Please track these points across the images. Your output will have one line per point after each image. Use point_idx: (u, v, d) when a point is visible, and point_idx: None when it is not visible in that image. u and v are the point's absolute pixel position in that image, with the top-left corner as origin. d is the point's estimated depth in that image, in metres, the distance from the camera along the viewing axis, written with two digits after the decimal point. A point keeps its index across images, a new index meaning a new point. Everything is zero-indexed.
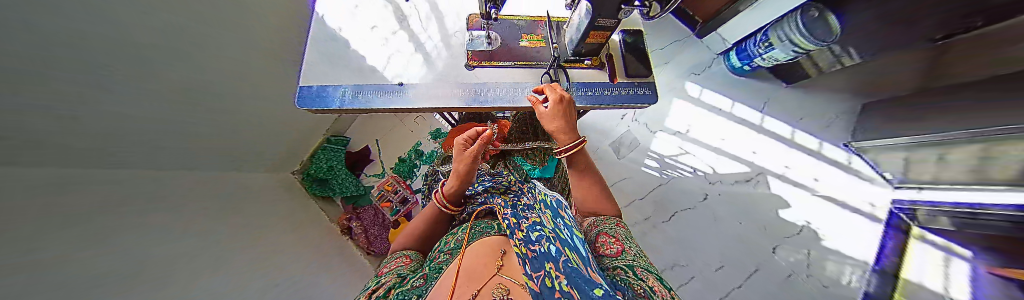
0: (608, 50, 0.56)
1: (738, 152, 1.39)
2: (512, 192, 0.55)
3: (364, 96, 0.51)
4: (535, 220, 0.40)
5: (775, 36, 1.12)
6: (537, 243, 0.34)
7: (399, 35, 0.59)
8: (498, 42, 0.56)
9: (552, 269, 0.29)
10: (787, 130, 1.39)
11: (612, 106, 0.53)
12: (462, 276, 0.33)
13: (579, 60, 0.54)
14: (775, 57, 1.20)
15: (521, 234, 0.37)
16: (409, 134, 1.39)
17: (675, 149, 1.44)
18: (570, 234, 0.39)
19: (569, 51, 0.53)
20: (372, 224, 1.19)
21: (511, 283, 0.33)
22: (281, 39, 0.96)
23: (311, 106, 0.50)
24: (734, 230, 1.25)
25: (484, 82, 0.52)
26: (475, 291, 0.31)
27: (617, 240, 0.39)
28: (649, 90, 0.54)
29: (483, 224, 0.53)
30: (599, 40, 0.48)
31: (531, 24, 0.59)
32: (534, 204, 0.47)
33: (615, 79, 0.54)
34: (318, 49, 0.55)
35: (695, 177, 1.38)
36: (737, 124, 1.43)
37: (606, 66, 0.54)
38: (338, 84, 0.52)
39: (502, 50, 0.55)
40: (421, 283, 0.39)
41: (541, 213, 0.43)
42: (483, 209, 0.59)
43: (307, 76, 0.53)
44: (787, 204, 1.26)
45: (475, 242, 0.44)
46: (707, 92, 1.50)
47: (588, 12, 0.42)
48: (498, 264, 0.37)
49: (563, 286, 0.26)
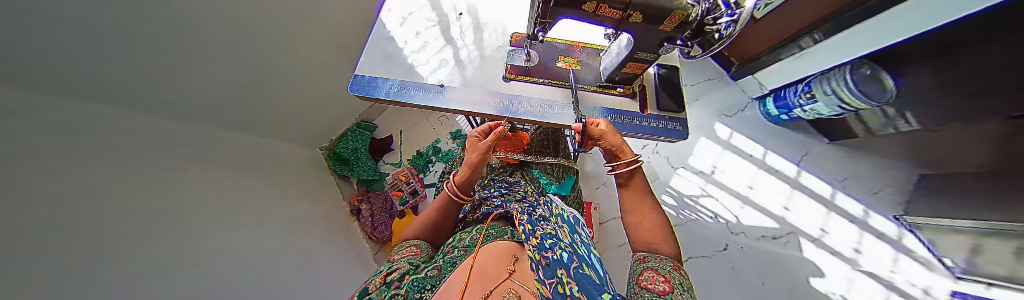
0: (642, 82, 0.57)
1: (767, 204, 1.29)
2: (528, 200, 0.59)
3: (407, 91, 0.55)
4: (548, 231, 0.47)
5: (820, 88, 1.07)
6: (549, 251, 0.40)
7: (447, 42, 0.64)
8: (536, 60, 0.59)
9: (564, 275, 0.36)
10: (826, 190, 1.28)
11: (640, 135, 0.52)
12: (476, 275, 0.37)
13: (612, 87, 0.56)
14: (818, 110, 1.14)
15: (536, 241, 0.43)
16: (430, 131, 1.45)
17: (696, 189, 1.37)
18: (586, 250, 0.49)
19: (604, 77, 0.55)
20: (380, 210, 1.22)
21: (522, 290, 0.36)
22: (335, 30, 1.06)
23: (360, 93, 0.55)
24: (756, 290, 1.13)
25: (517, 94, 0.55)
26: (488, 291, 0.34)
27: (666, 280, 0.36)
28: (679, 126, 0.53)
29: (496, 226, 0.56)
30: (635, 71, 0.50)
31: (569, 47, 0.62)
32: (550, 215, 0.55)
33: (645, 110, 0.54)
34: (375, 46, 0.62)
35: (716, 224, 1.29)
36: (770, 174, 1.34)
37: (638, 96, 0.55)
38: (387, 78, 0.58)
39: (539, 67, 0.58)
40: (435, 274, 0.44)
41: (558, 227, 0.51)
42: (496, 213, 0.59)
43: (362, 67, 0.59)
44: (823, 272, 1.12)
45: (486, 243, 0.47)
46: (738, 136, 1.44)
47: (629, 45, 0.43)
48: (508, 268, 0.40)
49: (575, 291, 0.34)
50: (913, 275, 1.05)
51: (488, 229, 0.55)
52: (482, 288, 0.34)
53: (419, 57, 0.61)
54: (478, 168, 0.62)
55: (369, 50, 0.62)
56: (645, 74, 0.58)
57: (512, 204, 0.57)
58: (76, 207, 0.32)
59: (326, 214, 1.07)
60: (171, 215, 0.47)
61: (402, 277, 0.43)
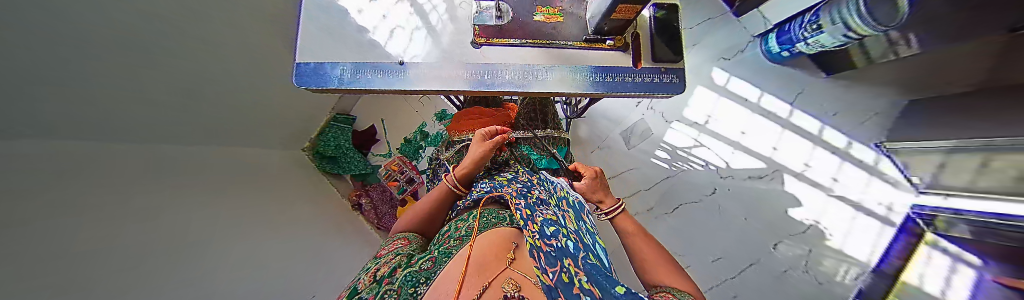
0: (635, 29, 0.49)
1: (757, 147, 1.31)
2: (524, 182, 0.58)
3: (362, 76, 0.47)
4: (549, 216, 0.46)
5: (828, 19, 0.97)
6: (553, 238, 0.40)
7: (401, 4, 0.52)
8: (509, 16, 0.49)
9: (570, 265, 0.34)
10: (815, 126, 1.29)
11: (632, 95, 0.47)
12: (473, 265, 0.36)
13: (601, 40, 0.48)
14: (822, 42, 1.06)
15: (536, 227, 0.42)
16: (414, 114, 1.36)
17: (689, 141, 1.37)
18: (592, 240, 0.49)
19: (591, 29, 0.47)
20: (381, 202, 1.20)
21: (522, 280, 0.34)
22: None
23: (311, 85, 0.46)
24: (738, 224, 1.24)
25: (493, 63, 0.47)
26: (485, 284, 0.32)
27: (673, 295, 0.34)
28: (676, 78, 0.47)
29: (493, 212, 0.54)
30: (626, 16, 0.41)
31: None
32: (550, 197, 0.54)
33: (639, 64, 0.48)
34: (315, 21, 0.50)
35: (706, 171, 1.33)
36: (763, 117, 1.33)
37: (630, 48, 0.48)
38: (337, 62, 0.48)
39: (514, 25, 0.49)
40: (428, 266, 0.46)
41: (561, 212, 0.50)
42: (487, 197, 0.56)
43: (303, 51, 0.48)
44: (799, 203, 1.22)
45: (486, 231, 0.46)
46: (735, 80, 1.38)
47: None
48: (507, 259, 0.38)
49: (584, 281, 0.31)
50: (877, 195, 1.15)
51: (482, 217, 0.52)
52: (479, 282, 0.32)
53: (371, 29, 0.50)
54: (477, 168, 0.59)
55: (306, 27, 0.51)
56: (638, 19, 0.49)
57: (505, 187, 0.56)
58: (59, 241, 0.30)
59: (324, 212, 1.06)
60: (165, 237, 0.47)
61: (393, 272, 0.44)
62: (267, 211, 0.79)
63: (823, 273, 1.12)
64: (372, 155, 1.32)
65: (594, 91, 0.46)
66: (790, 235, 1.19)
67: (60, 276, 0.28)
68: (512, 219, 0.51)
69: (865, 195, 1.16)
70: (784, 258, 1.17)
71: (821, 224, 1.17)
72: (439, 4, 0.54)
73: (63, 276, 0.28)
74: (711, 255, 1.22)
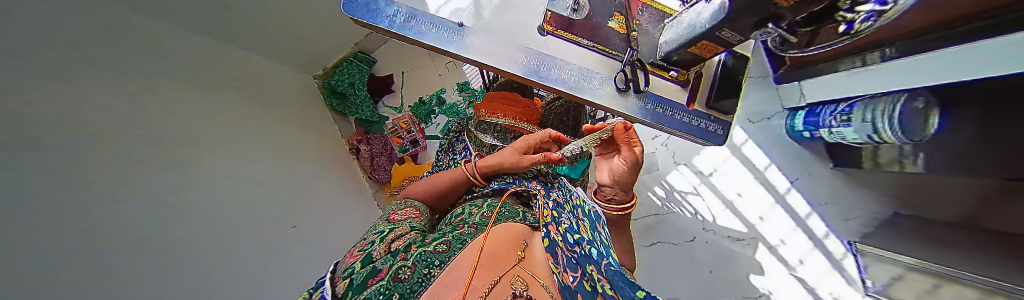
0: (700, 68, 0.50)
1: (745, 211, 1.36)
2: (553, 187, 0.62)
3: (415, 25, 0.44)
4: (568, 224, 0.49)
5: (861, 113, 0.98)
6: (577, 246, 0.43)
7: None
8: (585, 12, 0.48)
9: (593, 272, 0.38)
10: (805, 209, 1.34)
11: (675, 131, 0.49)
12: (486, 252, 0.37)
13: (665, 68, 0.49)
14: (844, 135, 1.07)
15: (558, 232, 0.45)
16: (435, 77, 1.31)
17: (689, 187, 1.40)
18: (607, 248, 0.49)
19: (659, 54, 0.47)
20: (379, 154, 1.18)
21: (531, 280, 0.34)
22: None
23: (358, 16, 0.43)
24: (700, 276, 1.30)
25: (553, 55, 0.45)
26: (496, 279, 0.32)
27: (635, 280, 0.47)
28: (719, 130, 0.50)
29: (511, 209, 0.57)
30: (702, 52, 0.42)
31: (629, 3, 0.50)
32: (569, 203, 0.57)
33: (691, 105, 0.50)
34: None
35: (693, 219, 1.38)
36: (762, 186, 1.37)
37: (690, 86, 0.49)
38: (391, 2, 0.45)
39: (585, 24, 0.47)
40: (444, 250, 0.45)
41: (578, 220, 0.52)
42: (511, 190, 0.62)
43: None
44: (762, 272, 1.28)
45: (501, 224, 0.48)
46: (750, 145, 1.42)
47: (713, 16, 0.35)
48: (519, 256, 0.39)
49: (607, 289, 0.35)
50: (829, 286, 1.19)
51: (502, 206, 0.57)
52: (493, 271, 0.34)
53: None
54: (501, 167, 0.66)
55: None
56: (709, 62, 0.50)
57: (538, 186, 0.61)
58: (41, 103, 0.27)
59: (321, 147, 1.04)
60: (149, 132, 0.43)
61: (408, 248, 0.47)
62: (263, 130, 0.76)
63: None
64: (383, 105, 1.30)
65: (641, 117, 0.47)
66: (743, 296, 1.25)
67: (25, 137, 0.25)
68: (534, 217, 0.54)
69: (818, 280, 1.22)
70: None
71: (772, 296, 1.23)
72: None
73: (33, 141, 0.25)
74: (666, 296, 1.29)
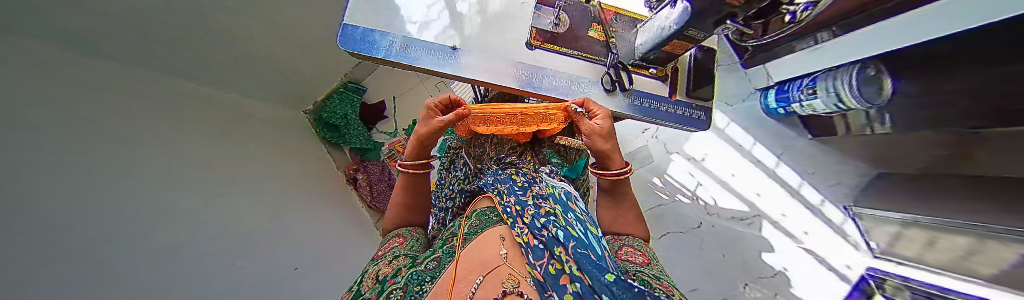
0: (677, 64, 0.73)
1: (743, 191, 1.39)
2: (524, 179, 0.50)
3: (409, 52, 0.66)
4: (547, 208, 0.42)
5: (824, 85, 1.04)
6: (544, 229, 0.36)
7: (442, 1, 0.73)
8: (562, 26, 0.71)
9: (561, 253, 0.31)
10: (794, 180, 1.36)
11: (663, 120, 0.70)
12: (466, 261, 0.31)
13: (646, 68, 0.71)
14: (814, 107, 1.13)
15: (528, 220, 0.39)
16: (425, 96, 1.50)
17: (686, 175, 1.44)
18: (583, 230, 0.40)
19: (636, 55, 0.68)
20: (377, 181, 1.34)
21: (518, 276, 0.28)
22: None
23: (359, 49, 0.64)
24: (716, 261, 1.30)
25: (542, 66, 0.70)
26: (480, 276, 0.26)
27: (640, 251, 0.42)
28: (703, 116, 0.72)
29: (488, 206, 0.48)
30: (674, 48, 0.60)
31: (602, 11, 0.72)
32: (547, 196, 0.46)
33: (674, 96, 0.72)
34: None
35: (695, 205, 1.40)
36: (753, 164, 1.41)
37: (668, 79, 0.71)
38: (385, 35, 0.66)
39: (564, 35, 0.71)
40: (434, 266, 0.36)
41: (548, 207, 0.43)
42: (478, 192, 0.53)
43: (351, 16, 0.67)
44: (773, 248, 1.26)
45: (489, 229, 0.40)
46: (733, 126, 1.48)
47: (678, 22, 0.49)
48: (502, 252, 0.32)
49: (574, 270, 0.28)
50: (838, 256, 1.18)
51: (470, 216, 0.48)
52: (477, 271, 0.28)
53: (422, 21, 0.70)
54: (428, 146, 0.53)
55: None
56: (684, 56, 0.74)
57: (505, 183, 0.49)
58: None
59: (304, 170, 1.11)
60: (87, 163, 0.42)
61: (398, 273, 0.35)
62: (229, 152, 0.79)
63: None
64: (377, 132, 1.47)
65: (631, 111, 0.69)
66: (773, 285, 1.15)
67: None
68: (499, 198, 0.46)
69: (827, 250, 1.21)
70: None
71: (789, 271, 1.21)
72: (476, 6, 0.74)
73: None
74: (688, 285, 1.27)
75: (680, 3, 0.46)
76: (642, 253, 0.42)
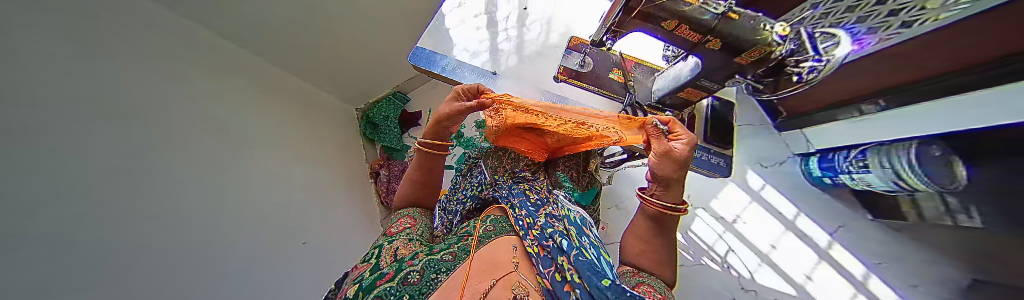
0: (693, 112, 0.76)
1: (788, 267, 1.19)
2: (537, 197, 0.51)
3: (458, 71, 0.80)
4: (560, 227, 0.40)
5: (876, 160, 0.95)
6: (550, 240, 0.35)
7: (490, 39, 0.90)
8: (589, 68, 0.78)
9: (564, 262, 0.30)
10: (859, 269, 1.13)
11: None
12: (480, 262, 0.31)
13: (662, 109, 0.74)
14: (868, 181, 1.02)
15: (535, 232, 0.37)
16: None
17: (714, 235, 1.29)
18: (596, 254, 0.37)
19: (653, 98, 0.74)
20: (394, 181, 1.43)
21: (528, 286, 0.28)
22: None
23: (419, 64, 0.78)
24: None
25: (566, 96, 0.78)
26: (492, 282, 0.27)
27: (660, 292, 0.37)
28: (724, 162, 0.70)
29: (501, 216, 0.48)
30: (689, 96, 0.67)
31: (625, 61, 0.80)
32: (559, 217, 0.44)
33: (692, 139, 0.72)
34: (436, 29, 0.86)
35: (727, 274, 1.21)
36: (798, 238, 1.23)
37: (686, 121, 0.73)
38: (442, 57, 0.82)
39: (590, 74, 0.78)
40: (450, 259, 0.34)
41: (561, 226, 0.41)
42: (493, 205, 0.52)
43: (423, 40, 0.83)
44: None
45: (501, 236, 0.40)
46: (769, 189, 1.35)
47: (694, 71, 0.58)
48: (513, 261, 0.32)
49: (574, 277, 0.27)
50: None
51: (481, 223, 0.46)
52: (490, 276, 0.28)
53: (474, 51, 0.86)
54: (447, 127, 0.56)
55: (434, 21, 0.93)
56: (699, 105, 0.77)
57: (518, 197, 0.49)
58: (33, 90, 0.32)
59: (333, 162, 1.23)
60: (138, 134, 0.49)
61: (415, 256, 0.35)
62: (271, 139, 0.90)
63: None
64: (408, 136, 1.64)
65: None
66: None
67: (28, 71, 0.35)
68: (512, 208, 0.46)
69: None
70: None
71: None
72: (516, 48, 0.90)
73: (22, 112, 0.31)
74: None
75: (692, 58, 0.58)
76: (662, 295, 0.36)
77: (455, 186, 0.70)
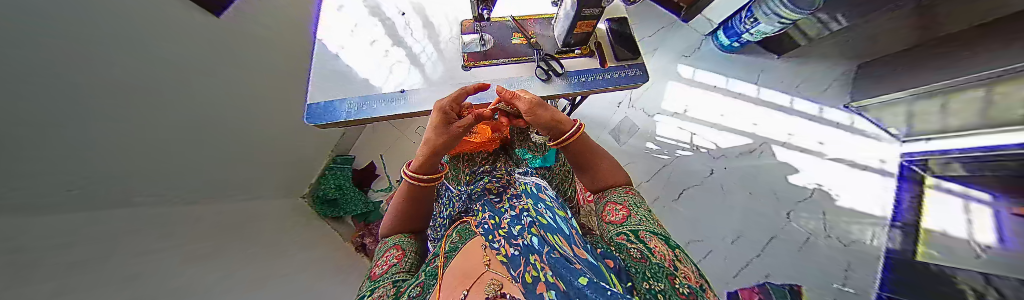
0: (597, 40, 0.78)
1: (737, 125, 1.37)
2: (498, 186, 0.50)
3: (368, 107, 0.69)
4: (524, 208, 0.39)
5: (759, 13, 1.11)
6: (520, 237, 0.32)
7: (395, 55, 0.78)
8: (491, 43, 0.77)
9: (536, 260, 0.27)
10: (784, 99, 1.36)
11: (603, 89, 0.71)
12: (451, 276, 0.32)
13: (570, 51, 0.75)
14: (763, 32, 1.20)
15: (504, 229, 0.35)
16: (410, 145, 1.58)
17: (677, 129, 1.44)
18: (553, 216, 0.38)
19: (559, 44, 0.73)
20: None
21: (503, 278, 0.29)
22: (285, 75, 1.10)
23: (319, 120, 0.68)
24: (745, 203, 1.22)
25: (482, 80, 0.74)
26: (465, 291, 0.27)
27: (623, 207, 0.43)
28: (639, 72, 0.74)
29: (463, 224, 0.48)
30: (585, 30, 0.66)
31: (519, 23, 0.80)
32: (519, 194, 0.45)
33: (606, 65, 0.75)
34: (321, 71, 0.74)
35: (699, 155, 1.36)
36: (734, 99, 1.43)
37: (595, 54, 0.75)
38: (342, 99, 0.71)
39: (494, 50, 0.77)
40: (417, 292, 0.33)
41: (520, 205, 0.40)
42: (455, 219, 0.52)
43: (313, 93, 0.72)
44: (796, 169, 1.22)
45: (467, 245, 0.40)
46: (701, 72, 1.52)
47: (574, 7, 0.58)
48: (485, 259, 0.33)
49: (549, 277, 0.23)
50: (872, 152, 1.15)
51: (450, 240, 0.45)
52: (462, 285, 0.29)
53: (376, 76, 0.74)
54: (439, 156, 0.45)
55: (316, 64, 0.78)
56: (600, 32, 0.79)
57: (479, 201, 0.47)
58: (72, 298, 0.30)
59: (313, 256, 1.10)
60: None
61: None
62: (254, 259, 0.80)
63: (845, 235, 1.05)
64: (372, 192, 1.51)
65: (570, 90, 0.70)
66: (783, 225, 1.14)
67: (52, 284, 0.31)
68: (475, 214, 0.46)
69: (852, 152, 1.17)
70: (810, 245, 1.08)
71: (824, 186, 1.15)
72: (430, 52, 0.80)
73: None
74: (730, 236, 1.17)
75: None
76: (624, 207, 0.43)
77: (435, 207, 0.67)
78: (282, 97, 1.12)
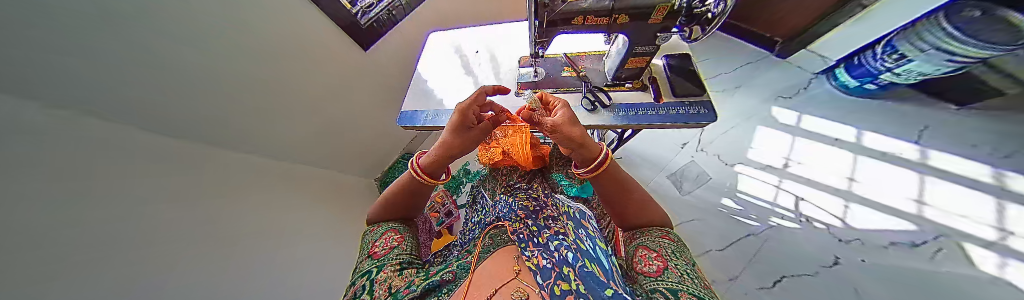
0: (653, 75, 0.73)
1: (883, 198, 0.95)
2: (536, 205, 0.48)
3: (437, 117, 0.86)
4: (557, 232, 0.39)
5: (908, 48, 0.93)
6: (557, 252, 0.32)
7: (493, 71, 0.96)
8: (542, 75, 0.84)
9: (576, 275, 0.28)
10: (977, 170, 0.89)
11: (659, 124, 0.64)
12: (478, 273, 0.33)
13: (621, 84, 0.72)
14: (920, 71, 0.96)
15: (541, 241, 0.36)
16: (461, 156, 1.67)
17: (768, 188, 1.12)
18: (592, 246, 0.38)
19: (610, 78, 0.73)
20: None
21: (530, 289, 0.29)
22: (386, 84, 1.35)
23: (405, 124, 0.87)
24: None
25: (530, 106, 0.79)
26: (492, 291, 0.28)
27: (658, 255, 0.35)
28: (702, 109, 0.64)
29: (496, 229, 0.45)
30: (637, 65, 0.65)
31: (574, 58, 0.85)
32: (557, 217, 0.44)
33: (660, 100, 0.68)
34: (417, 85, 0.98)
35: (815, 229, 0.98)
36: (874, 159, 1.04)
37: (648, 87, 0.70)
38: (423, 110, 0.89)
39: (545, 81, 0.82)
40: (450, 278, 0.33)
41: (560, 228, 0.40)
42: (489, 226, 0.46)
43: (407, 105, 0.92)
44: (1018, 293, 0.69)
45: (498, 250, 0.39)
46: (807, 119, 1.23)
47: (627, 43, 0.59)
48: (516, 268, 0.33)
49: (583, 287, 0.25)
50: None
51: (482, 241, 0.43)
52: (489, 284, 0.30)
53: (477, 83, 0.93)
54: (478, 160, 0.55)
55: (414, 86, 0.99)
56: (655, 66, 0.75)
57: (519, 209, 0.46)
58: None
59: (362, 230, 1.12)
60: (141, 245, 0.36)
61: (412, 282, 0.32)
62: (299, 213, 0.80)
63: None
64: None
65: (619, 122, 0.66)
66: (863, 259, 0.86)
67: None
68: (513, 218, 0.43)
69: None
70: (869, 282, 0.82)
71: None
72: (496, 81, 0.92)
73: None
74: None
75: (621, 35, 0.59)
76: (659, 254, 0.35)
77: (467, 222, 0.64)
78: (384, 91, 1.36)
